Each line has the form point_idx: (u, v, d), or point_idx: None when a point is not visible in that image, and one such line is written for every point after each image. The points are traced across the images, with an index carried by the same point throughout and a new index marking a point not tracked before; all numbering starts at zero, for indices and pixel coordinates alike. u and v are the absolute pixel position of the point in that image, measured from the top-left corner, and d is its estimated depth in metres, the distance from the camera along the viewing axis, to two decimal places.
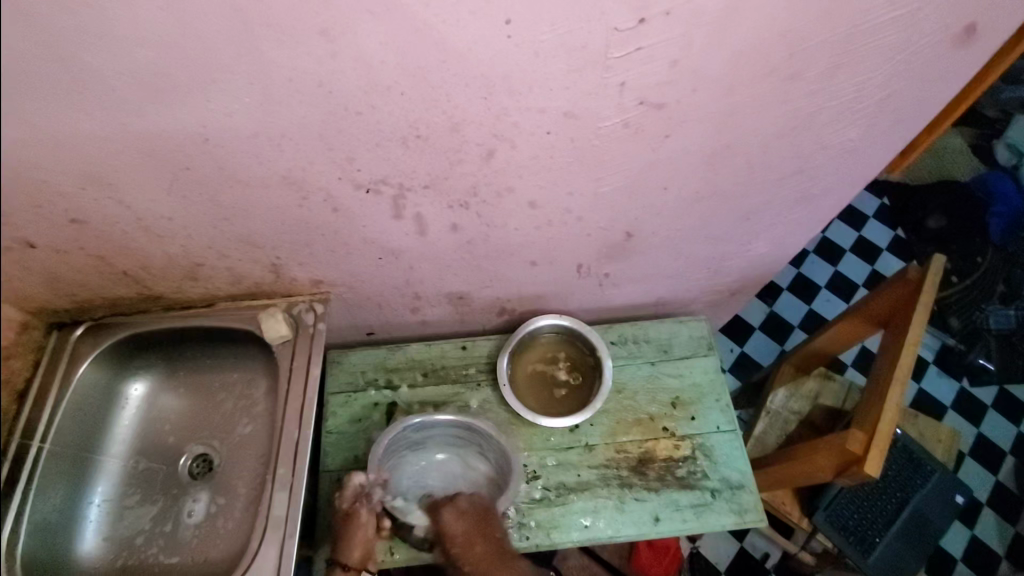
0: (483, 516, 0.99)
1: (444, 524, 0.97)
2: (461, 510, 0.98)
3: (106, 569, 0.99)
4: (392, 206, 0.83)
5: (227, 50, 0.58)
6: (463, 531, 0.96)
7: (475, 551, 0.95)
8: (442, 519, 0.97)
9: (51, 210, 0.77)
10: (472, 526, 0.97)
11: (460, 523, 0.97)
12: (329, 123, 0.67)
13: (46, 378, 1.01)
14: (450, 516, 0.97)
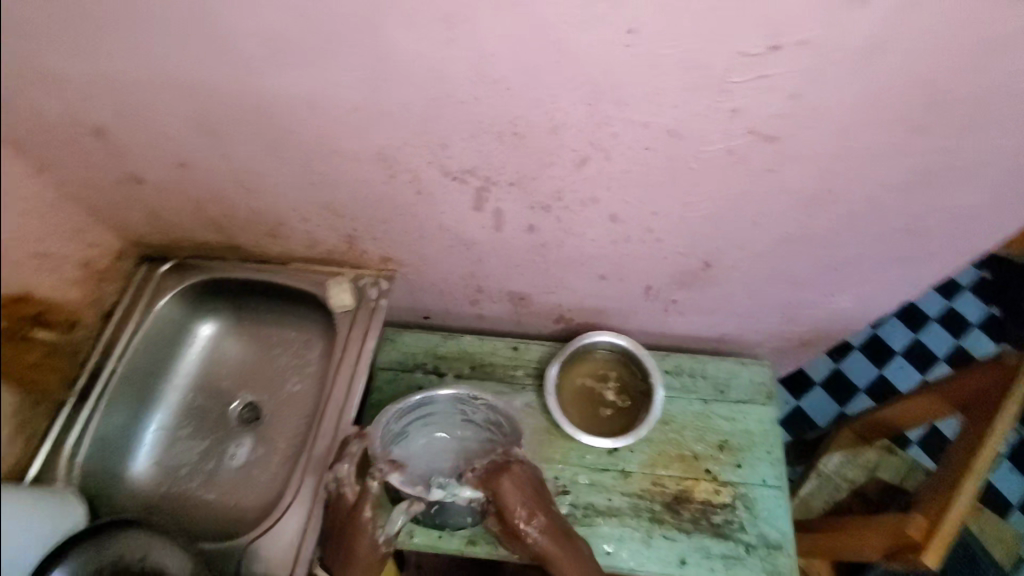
0: (537, 487, 0.94)
1: (505, 496, 0.90)
2: (520, 480, 0.92)
3: (150, 493, 1.04)
4: (474, 198, 0.83)
5: (352, 24, 0.60)
6: (524, 499, 0.90)
7: (537, 523, 0.90)
8: (502, 489, 0.90)
9: (163, 151, 0.82)
10: (532, 492, 0.92)
11: (519, 495, 0.90)
12: (432, 108, 0.68)
13: (131, 306, 1.09)
14: (512, 488, 0.91)
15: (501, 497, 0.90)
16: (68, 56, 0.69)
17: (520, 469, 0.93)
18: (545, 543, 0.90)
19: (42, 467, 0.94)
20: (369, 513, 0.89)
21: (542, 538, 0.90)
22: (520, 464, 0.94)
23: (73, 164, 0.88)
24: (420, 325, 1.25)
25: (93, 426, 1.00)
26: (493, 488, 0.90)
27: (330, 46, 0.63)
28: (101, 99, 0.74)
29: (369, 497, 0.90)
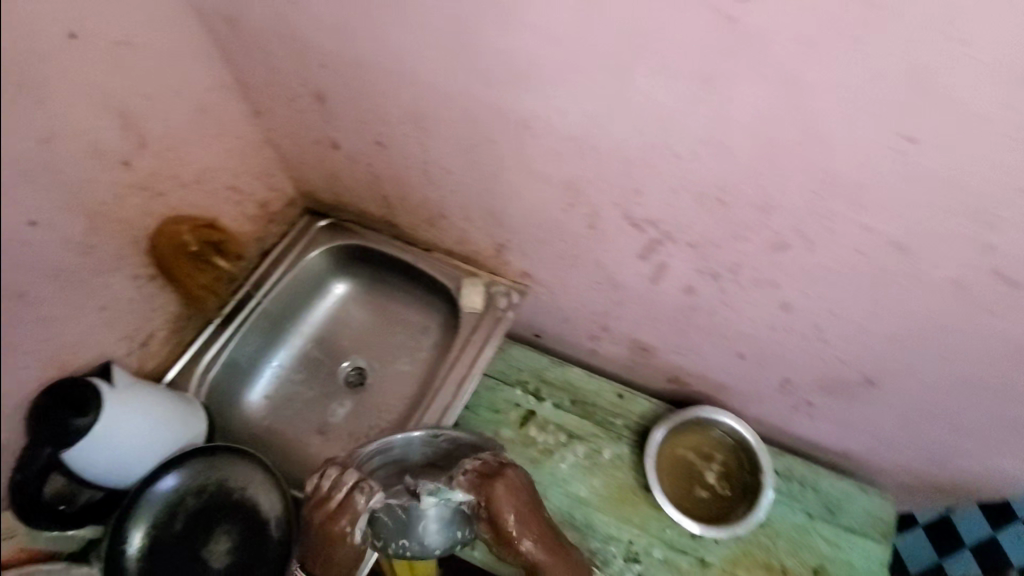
0: (531, 494, 0.88)
1: (498, 507, 0.84)
2: (516, 486, 0.86)
3: (256, 424, 1.12)
4: (644, 246, 0.80)
5: (603, 64, 0.58)
6: (517, 507, 0.85)
7: (529, 526, 0.86)
8: (494, 498, 0.84)
9: (366, 126, 0.86)
10: (524, 504, 0.86)
11: (512, 502, 0.85)
12: (644, 157, 0.65)
13: (286, 250, 1.17)
14: (504, 496, 0.84)
15: (492, 506, 0.84)
16: (317, 28, 0.73)
17: (514, 475, 0.87)
18: (539, 552, 0.86)
19: (178, 372, 1.03)
20: (348, 526, 0.82)
21: (536, 545, 0.86)
22: (512, 470, 0.88)
23: (283, 115, 0.95)
24: (526, 340, 1.25)
25: (226, 350, 1.08)
26: (483, 499, 0.83)
27: (569, 77, 0.61)
28: (332, 70, 0.78)
29: (350, 510, 0.82)
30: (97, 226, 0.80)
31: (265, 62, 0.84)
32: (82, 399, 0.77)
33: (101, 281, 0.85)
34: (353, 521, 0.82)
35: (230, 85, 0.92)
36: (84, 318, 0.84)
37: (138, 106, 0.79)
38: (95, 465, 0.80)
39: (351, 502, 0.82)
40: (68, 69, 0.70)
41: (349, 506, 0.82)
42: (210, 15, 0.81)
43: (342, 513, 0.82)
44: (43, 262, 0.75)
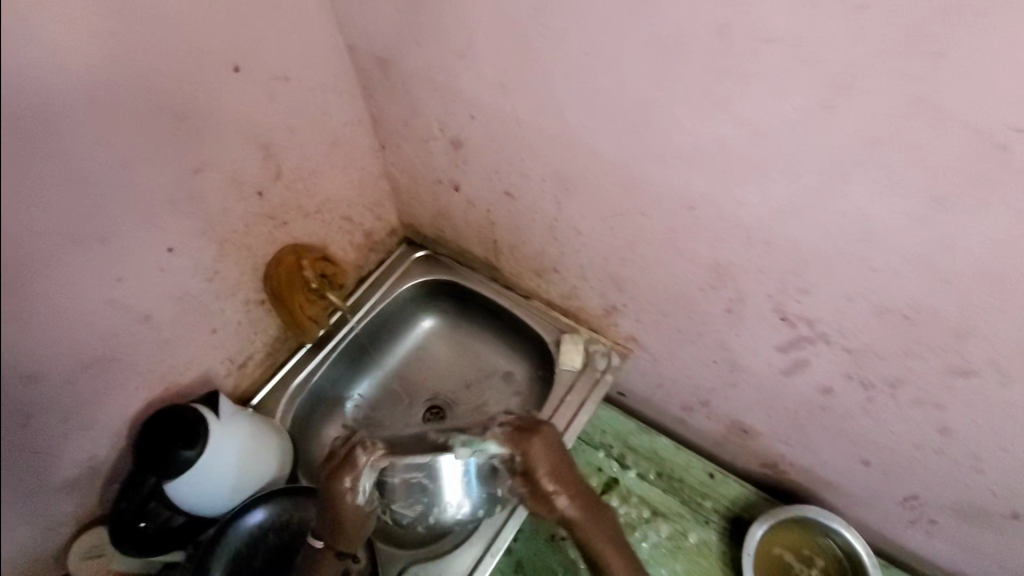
0: (568, 452, 0.86)
1: (535, 462, 0.82)
2: (552, 442, 0.84)
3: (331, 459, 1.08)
4: (787, 342, 0.73)
5: (811, 166, 0.52)
6: (553, 462, 0.82)
7: (569, 484, 0.83)
8: (533, 455, 0.82)
9: (498, 177, 0.84)
10: (562, 460, 0.84)
11: (551, 458, 0.83)
12: (825, 260, 0.59)
13: (381, 280, 1.14)
14: (542, 450, 0.82)
15: (530, 462, 0.82)
16: (474, 80, 0.70)
17: (551, 432, 0.85)
18: (574, 511, 0.82)
19: (267, 393, 1.02)
20: (349, 483, 0.79)
21: (571, 504, 0.82)
22: (549, 426, 0.86)
23: (409, 151, 0.94)
24: (609, 398, 1.15)
25: (315, 376, 1.05)
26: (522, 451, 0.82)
27: (764, 172, 0.54)
28: (480, 120, 0.76)
29: (354, 467, 0.79)
30: (225, 253, 0.81)
31: (409, 101, 0.82)
32: (187, 430, 0.76)
33: (217, 305, 0.85)
34: (356, 477, 0.79)
35: (364, 121, 0.92)
36: (197, 340, 0.84)
37: (280, 138, 0.79)
38: (195, 497, 0.79)
39: (356, 457, 0.79)
40: (226, 103, 0.70)
41: (353, 461, 0.79)
42: (362, 54, 0.80)
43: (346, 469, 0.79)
44: (171, 288, 0.76)
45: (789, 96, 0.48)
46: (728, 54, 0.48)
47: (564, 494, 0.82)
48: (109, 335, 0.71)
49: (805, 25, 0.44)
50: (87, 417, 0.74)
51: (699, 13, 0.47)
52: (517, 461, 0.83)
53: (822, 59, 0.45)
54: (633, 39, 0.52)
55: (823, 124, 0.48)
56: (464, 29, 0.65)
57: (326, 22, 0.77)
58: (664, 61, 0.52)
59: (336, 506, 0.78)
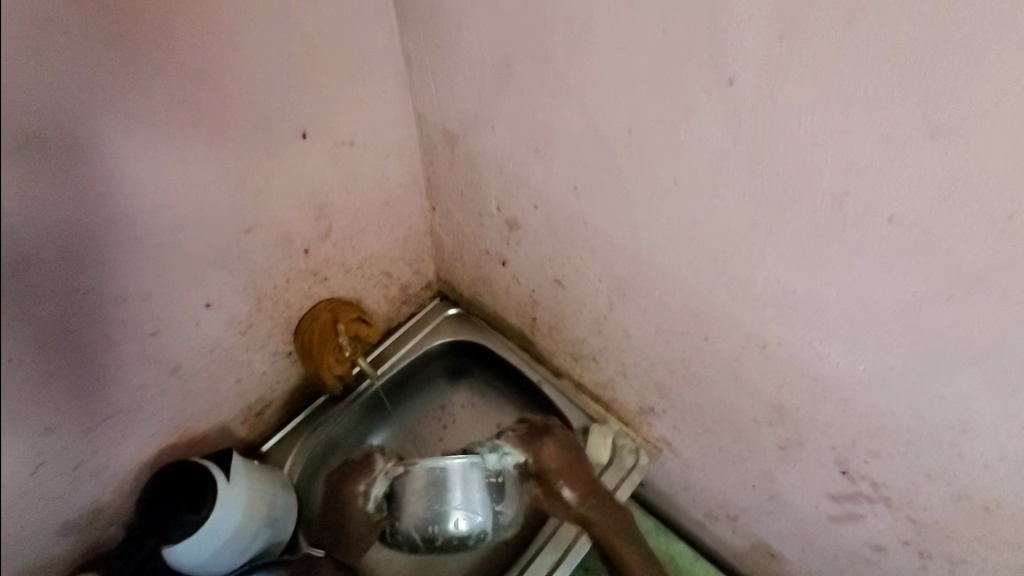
0: (582, 455, 0.95)
1: (545, 458, 0.94)
2: (563, 442, 0.96)
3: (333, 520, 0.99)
4: (842, 493, 0.68)
5: (912, 343, 0.47)
6: (565, 461, 0.94)
7: (569, 481, 0.92)
8: (542, 451, 0.95)
9: (551, 265, 0.81)
10: (573, 459, 0.94)
11: (563, 455, 0.94)
12: (906, 432, 0.54)
13: (410, 334, 1.10)
14: (551, 445, 0.95)
15: (541, 458, 0.94)
16: (545, 175, 0.68)
17: (562, 433, 0.97)
18: (585, 507, 0.91)
19: (278, 441, 0.98)
20: (364, 487, 0.93)
21: (582, 504, 0.91)
22: (562, 429, 0.98)
23: (460, 218, 0.91)
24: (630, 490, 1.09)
25: (327, 430, 0.99)
26: (533, 448, 0.95)
27: (858, 337, 0.51)
28: (543, 211, 0.73)
29: (370, 473, 0.94)
30: (261, 308, 0.78)
31: (470, 176, 0.80)
32: (193, 485, 0.72)
33: (245, 357, 0.82)
34: (370, 482, 0.93)
35: (419, 183, 0.90)
36: (220, 391, 0.81)
37: (335, 199, 0.78)
38: (210, 562, 0.75)
39: (375, 464, 0.95)
40: (289, 165, 0.69)
41: (371, 467, 0.95)
42: (430, 123, 0.79)
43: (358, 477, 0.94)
44: (204, 341, 0.73)
45: (907, 277, 0.44)
46: (838, 222, 0.45)
47: (570, 487, 0.92)
48: (134, 388, 0.68)
49: (937, 217, 0.39)
50: (98, 464, 0.70)
51: (812, 177, 0.44)
52: (526, 462, 0.94)
53: (951, 255, 0.40)
54: (732, 181, 0.49)
55: (941, 313, 0.44)
56: (543, 128, 0.62)
57: (399, 89, 0.76)
58: (762, 209, 0.49)
59: (349, 507, 0.92)
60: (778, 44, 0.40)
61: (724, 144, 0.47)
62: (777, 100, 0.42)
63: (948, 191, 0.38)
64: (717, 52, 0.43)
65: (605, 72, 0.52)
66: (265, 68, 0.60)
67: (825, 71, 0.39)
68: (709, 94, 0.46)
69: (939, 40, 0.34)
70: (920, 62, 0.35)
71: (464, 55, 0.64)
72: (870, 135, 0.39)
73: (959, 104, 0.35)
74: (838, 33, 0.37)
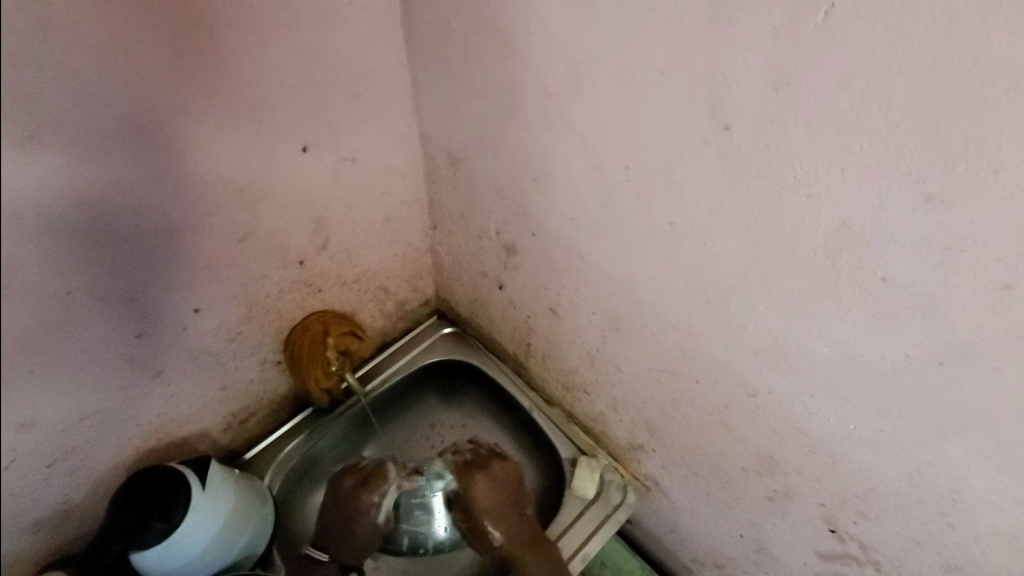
0: (517, 490, 0.90)
1: (477, 495, 0.87)
2: (497, 477, 0.90)
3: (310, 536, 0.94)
4: (831, 552, 0.65)
5: (902, 404, 0.46)
6: (495, 500, 0.87)
7: (496, 520, 0.85)
8: (474, 488, 0.88)
9: (546, 293, 0.80)
10: (504, 498, 0.87)
11: (492, 492, 0.88)
12: (895, 496, 0.52)
13: (403, 350, 1.09)
14: (483, 483, 0.89)
15: (471, 495, 0.88)
16: (543, 205, 0.67)
17: (498, 469, 0.91)
18: (512, 545, 0.84)
19: (262, 449, 0.97)
20: (377, 498, 0.88)
21: (506, 541, 0.84)
22: (500, 465, 0.92)
23: (459, 239, 0.91)
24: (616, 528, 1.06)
25: (312, 441, 0.98)
26: (467, 480, 0.89)
27: (848, 394, 0.49)
28: (540, 239, 0.73)
29: (382, 482, 0.90)
30: (251, 316, 0.79)
31: (471, 198, 0.80)
32: (167, 491, 0.71)
33: (232, 364, 0.82)
34: (383, 493, 0.89)
35: (421, 201, 0.90)
36: (204, 396, 0.81)
37: (334, 212, 0.78)
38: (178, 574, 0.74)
39: (388, 474, 0.92)
40: (289, 177, 0.69)
41: (383, 476, 0.91)
42: (434, 144, 0.79)
43: (371, 487, 0.89)
44: (191, 346, 0.73)
45: (900, 337, 0.42)
46: (831, 276, 0.44)
47: (499, 527, 0.85)
48: (116, 390, 0.67)
49: (930, 280, 0.38)
50: (73, 462, 0.69)
51: (806, 229, 0.43)
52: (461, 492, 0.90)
53: (945, 320, 0.39)
54: (727, 226, 0.49)
55: (935, 378, 0.42)
56: (541, 158, 0.62)
57: (406, 109, 0.77)
58: (755, 255, 0.48)
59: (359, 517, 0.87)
60: (775, 96, 0.39)
61: (719, 189, 0.47)
62: (771, 150, 0.42)
63: (941, 255, 0.37)
64: (713, 98, 0.43)
65: (603, 110, 0.52)
66: (271, 83, 0.61)
67: (820, 125, 0.38)
68: (704, 138, 0.45)
69: (935, 104, 0.33)
70: (915, 124, 0.34)
71: (468, 81, 0.65)
72: (864, 193, 0.38)
73: (954, 170, 0.34)
74: (832, 90, 0.36)
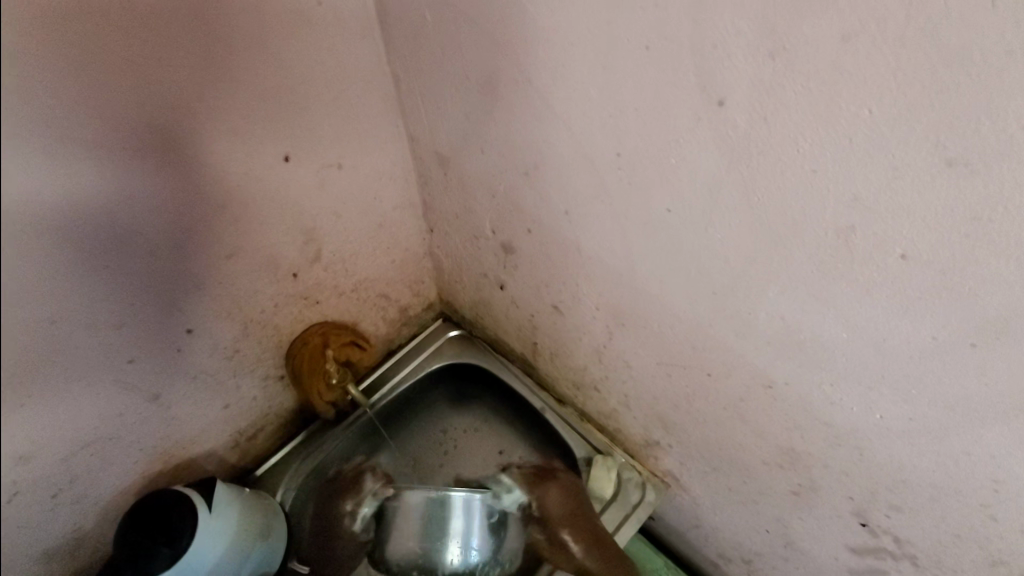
0: (579, 500, 0.90)
1: (551, 505, 0.91)
2: (569, 489, 0.92)
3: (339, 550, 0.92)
4: (863, 546, 0.61)
5: (931, 389, 0.42)
6: (568, 507, 0.90)
7: (575, 533, 0.87)
8: (547, 498, 0.92)
9: (547, 290, 0.77)
10: (576, 505, 0.90)
11: (565, 502, 0.91)
12: (930, 486, 0.48)
13: (410, 356, 1.07)
14: (555, 493, 0.92)
15: (546, 504, 0.92)
16: (536, 199, 0.65)
17: (564, 477, 0.94)
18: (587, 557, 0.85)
19: (272, 466, 0.95)
20: (351, 505, 0.95)
21: (587, 551, 0.85)
22: (563, 471, 0.96)
23: (457, 240, 0.88)
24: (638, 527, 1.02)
25: (322, 454, 0.97)
26: (540, 491, 0.93)
27: (872, 381, 0.46)
28: (537, 236, 0.70)
29: (357, 491, 0.96)
30: (248, 331, 0.77)
31: (463, 197, 0.78)
32: (172, 515, 0.70)
33: (233, 381, 0.81)
34: (357, 501, 0.95)
35: (414, 205, 0.88)
36: (207, 415, 0.80)
37: (324, 222, 0.76)
38: None
39: (363, 483, 0.97)
40: (274, 188, 0.67)
41: (360, 486, 0.97)
42: (422, 145, 0.77)
43: (348, 493, 0.96)
44: (188, 366, 0.72)
45: (927, 318, 0.39)
46: (844, 256, 0.41)
47: (574, 535, 0.87)
48: (112, 416, 0.66)
49: (956, 254, 0.35)
50: (75, 491, 0.68)
51: (813, 207, 0.40)
52: (531, 505, 0.93)
53: (975, 297, 0.36)
54: (728, 210, 0.46)
55: (969, 361, 0.39)
56: (530, 150, 0.60)
57: (390, 110, 0.74)
58: (761, 240, 0.45)
59: (335, 524, 0.93)
60: (770, 64, 0.36)
61: (717, 171, 0.44)
62: (771, 122, 0.38)
63: (968, 228, 0.33)
64: (703, 72, 0.40)
65: (588, 95, 0.49)
66: (248, 94, 0.59)
67: (822, 91, 0.35)
68: (697, 116, 0.42)
69: (953, 55, 0.29)
70: (929, 81, 0.31)
71: (449, 76, 0.62)
72: (878, 163, 0.35)
73: (978, 129, 0.30)
74: (835, 50, 0.33)
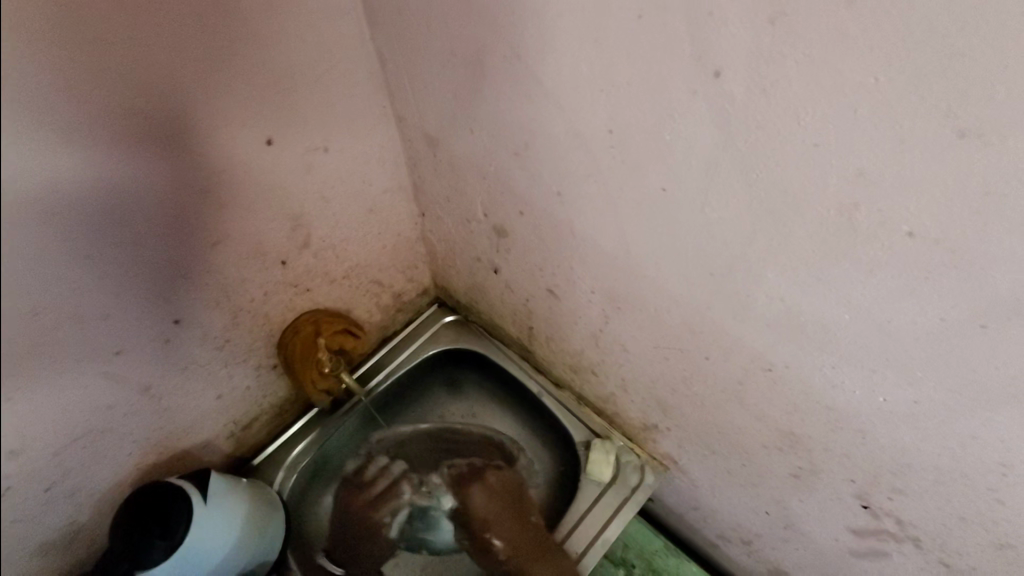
0: (510, 493, 0.94)
1: (473, 504, 0.94)
2: (495, 488, 0.95)
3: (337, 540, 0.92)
4: (864, 527, 0.61)
5: (936, 370, 0.41)
6: (493, 509, 0.92)
7: (491, 540, 0.90)
8: (471, 498, 0.94)
9: (542, 274, 0.76)
10: (510, 498, 0.93)
11: (491, 503, 0.93)
12: (936, 469, 0.47)
13: (406, 343, 1.06)
14: (480, 493, 0.94)
15: (467, 504, 0.94)
16: (528, 180, 0.63)
17: (494, 479, 0.96)
18: (512, 555, 0.87)
19: (269, 455, 0.95)
20: (388, 514, 0.95)
21: (508, 548, 0.88)
22: (493, 472, 0.97)
23: (449, 224, 0.86)
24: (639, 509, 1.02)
25: (319, 443, 0.96)
26: (462, 494, 0.95)
27: (875, 363, 0.44)
28: (529, 218, 0.68)
29: (392, 500, 0.97)
30: (238, 321, 0.76)
31: (454, 179, 0.75)
32: (167, 507, 0.69)
33: (224, 371, 0.80)
34: (394, 509, 0.96)
35: (405, 188, 0.86)
36: (200, 406, 0.79)
37: (311, 208, 0.74)
38: None
39: (398, 491, 0.97)
40: (259, 174, 0.65)
41: (395, 494, 0.97)
42: (410, 126, 0.75)
43: (384, 502, 0.96)
44: (179, 358, 0.71)
45: (934, 299, 0.37)
46: (848, 236, 0.39)
47: (500, 537, 0.89)
48: (101, 409, 0.65)
49: (967, 232, 0.33)
50: (68, 486, 0.67)
51: (815, 186, 0.38)
52: (458, 507, 0.95)
53: (986, 276, 0.34)
54: (726, 189, 0.44)
55: (978, 342, 0.37)
56: (520, 129, 0.57)
57: (375, 91, 0.72)
58: (761, 220, 0.43)
59: (372, 535, 0.94)
60: (770, 31, 0.34)
61: (713, 147, 0.42)
62: (770, 94, 0.36)
63: (981, 203, 0.32)
64: (700, 41, 0.37)
65: (578, 69, 0.46)
66: (227, 76, 0.56)
67: (825, 59, 0.33)
68: (693, 89, 0.40)
69: (967, 18, 0.27)
70: (941, 47, 0.28)
71: (435, 53, 0.60)
72: (886, 136, 0.33)
73: (993, 98, 0.28)
74: (838, 14, 0.31)
